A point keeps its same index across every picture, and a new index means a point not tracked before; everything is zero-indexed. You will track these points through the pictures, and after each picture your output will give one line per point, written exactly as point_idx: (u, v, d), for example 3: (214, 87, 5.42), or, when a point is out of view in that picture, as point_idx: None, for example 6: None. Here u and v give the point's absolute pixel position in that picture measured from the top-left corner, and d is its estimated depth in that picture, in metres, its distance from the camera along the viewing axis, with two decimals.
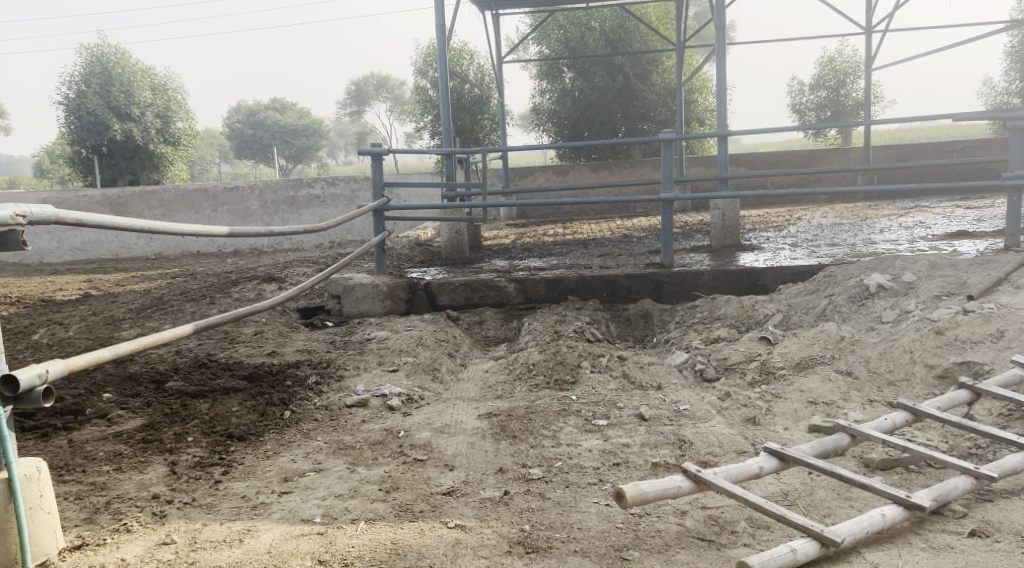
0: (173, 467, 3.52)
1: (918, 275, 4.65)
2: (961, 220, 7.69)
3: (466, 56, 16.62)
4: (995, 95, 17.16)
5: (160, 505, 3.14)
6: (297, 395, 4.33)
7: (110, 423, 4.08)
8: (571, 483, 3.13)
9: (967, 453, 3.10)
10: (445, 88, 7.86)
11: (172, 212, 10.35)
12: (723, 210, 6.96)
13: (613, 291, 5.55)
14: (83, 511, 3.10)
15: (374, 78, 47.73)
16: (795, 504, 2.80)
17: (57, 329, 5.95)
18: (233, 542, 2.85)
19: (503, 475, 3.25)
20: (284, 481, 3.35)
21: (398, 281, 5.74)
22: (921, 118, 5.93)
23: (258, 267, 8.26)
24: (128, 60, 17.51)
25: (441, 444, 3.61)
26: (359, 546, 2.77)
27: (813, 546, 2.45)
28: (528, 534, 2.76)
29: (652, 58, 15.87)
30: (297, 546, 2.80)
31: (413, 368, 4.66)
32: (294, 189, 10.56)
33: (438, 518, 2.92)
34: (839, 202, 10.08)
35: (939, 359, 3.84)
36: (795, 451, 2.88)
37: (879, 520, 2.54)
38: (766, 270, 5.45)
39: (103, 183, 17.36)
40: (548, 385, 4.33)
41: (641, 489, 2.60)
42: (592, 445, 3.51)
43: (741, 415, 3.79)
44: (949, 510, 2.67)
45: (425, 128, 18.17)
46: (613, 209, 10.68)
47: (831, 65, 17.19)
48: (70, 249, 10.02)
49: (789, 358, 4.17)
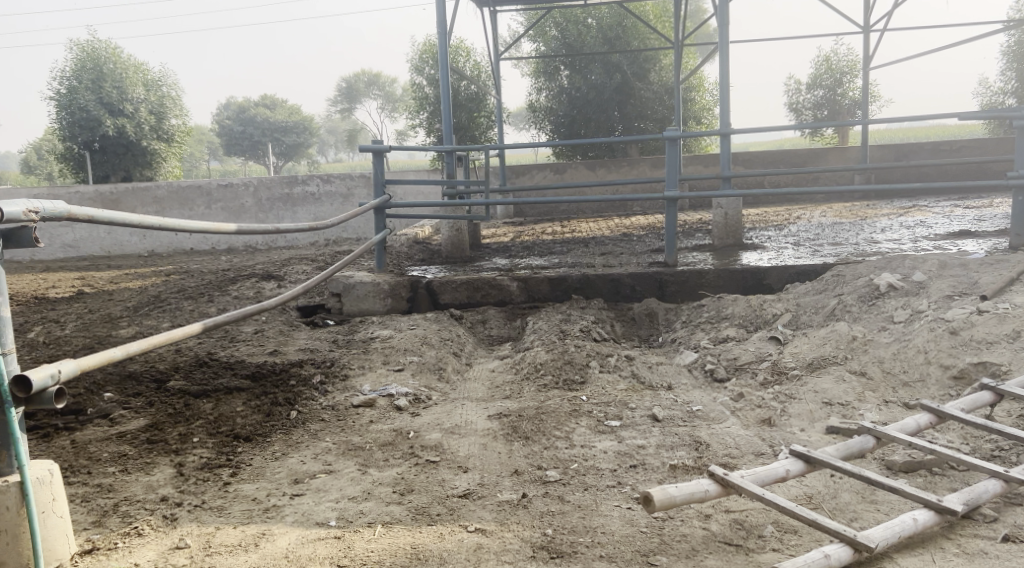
0: (181, 468, 3.46)
1: (928, 275, 4.62)
2: (962, 219, 7.68)
3: (463, 53, 16.56)
4: (991, 94, 17.24)
5: (169, 508, 3.07)
6: (302, 395, 4.26)
7: (113, 423, 4.01)
8: (590, 486, 3.08)
9: (989, 454, 3.07)
10: (444, 85, 7.77)
11: (165, 209, 10.25)
12: (726, 209, 6.91)
13: (618, 290, 5.50)
14: (91, 515, 3.03)
15: (365, 75, 47.50)
16: (821, 507, 2.76)
17: (53, 327, 5.87)
18: (249, 546, 2.79)
19: (519, 477, 3.20)
20: (295, 483, 3.29)
21: (400, 279, 5.69)
22: (925, 116, 5.93)
23: (256, 264, 8.18)
24: (119, 55, 17.30)
25: (454, 445, 3.56)
26: (378, 551, 2.71)
27: (847, 551, 2.41)
28: (552, 539, 2.71)
29: (648, 56, 15.85)
30: (314, 550, 2.75)
31: (419, 368, 4.59)
32: (289, 187, 10.46)
33: (457, 521, 2.86)
34: (835, 201, 10.08)
35: (955, 359, 3.81)
36: (819, 454, 2.84)
37: (911, 524, 2.51)
38: (772, 269, 5.41)
39: (95, 180, 17.21)
40: (556, 385, 4.28)
41: (668, 492, 2.55)
42: (607, 446, 3.46)
43: (754, 415, 3.75)
44: (978, 515, 2.64)
45: (420, 126, 18.05)
46: (611, 208, 10.64)
47: (827, 65, 17.20)
48: (62, 246, 9.92)
49: (802, 358, 4.14)
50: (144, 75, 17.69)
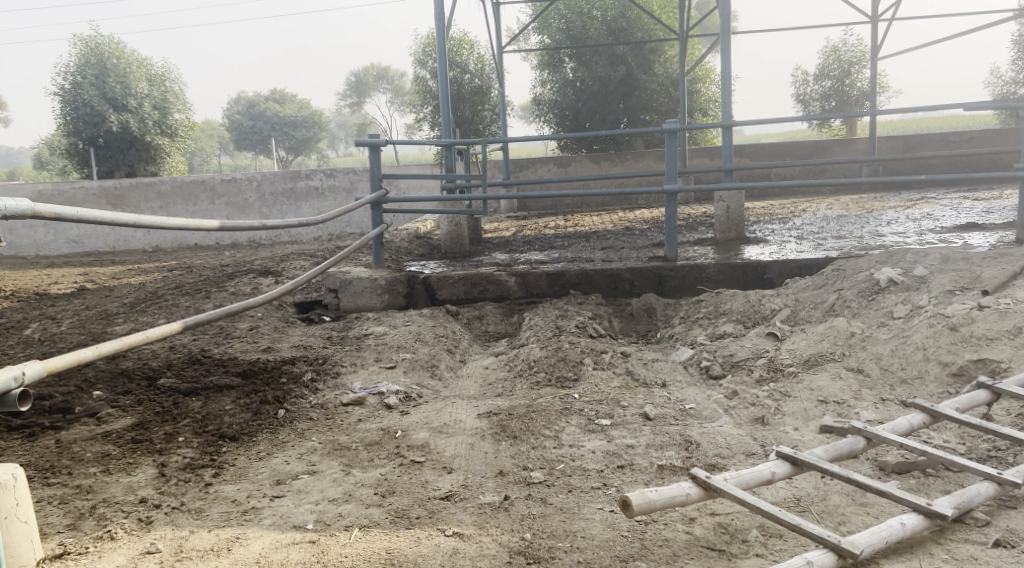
0: (163, 469, 3.41)
1: (930, 269, 4.52)
2: (969, 212, 7.56)
3: (466, 46, 16.47)
4: (1003, 84, 17.02)
5: (146, 510, 3.03)
6: (292, 394, 4.20)
7: (99, 422, 3.96)
8: (574, 487, 3.02)
9: (986, 455, 2.99)
10: (445, 79, 7.66)
11: (169, 205, 10.19)
12: (728, 202, 6.82)
13: (616, 285, 5.42)
14: (68, 517, 2.98)
15: (374, 69, 47.45)
16: (808, 511, 2.68)
17: (50, 324, 5.84)
18: (220, 551, 2.74)
19: (503, 479, 3.13)
20: (276, 484, 3.23)
21: (397, 274, 5.63)
22: (931, 105, 5.79)
23: (256, 259, 8.14)
24: (123, 51, 17.26)
25: (439, 445, 3.49)
26: (353, 555, 2.66)
27: (830, 558, 2.33)
28: (530, 544, 2.64)
29: (654, 47, 15.69)
30: (288, 556, 2.70)
31: (411, 365, 4.52)
32: (292, 181, 10.44)
33: (435, 525, 2.80)
34: (843, 193, 9.96)
35: (954, 356, 3.72)
36: (808, 456, 2.75)
37: (899, 529, 2.43)
38: (772, 263, 5.32)
39: (100, 175, 17.23)
40: (549, 383, 4.20)
41: (648, 497, 2.48)
42: (595, 446, 3.39)
43: (749, 414, 3.66)
44: (970, 518, 2.56)
45: (424, 120, 18.01)
46: (615, 201, 10.58)
47: (836, 55, 17.06)
48: (66, 241, 9.94)
49: (799, 355, 4.06)
50: (148, 70, 17.69)
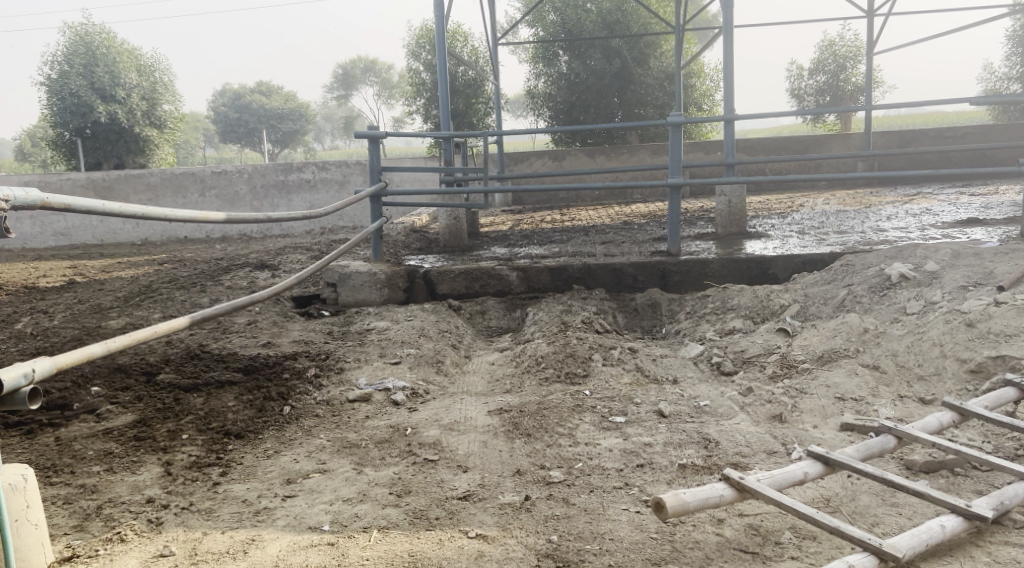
0: (168, 467, 3.32)
1: (941, 265, 4.47)
2: (969, 207, 7.55)
3: (460, 38, 16.34)
4: (995, 81, 17.08)
5: (154, 511, 2.94)
6: (297, 390, 4.11)
7: (99, 419, 3.86)
8: (596, 487, 2.95)
9: (1013, 454, 2.95)
10: (443, 71, 7.53)
11: (158, 197, 10.02)
12: (729, 196, 6.77)
13: (619, 280, 5.35)
14: (73, 518, 2.90)
15: (361, 62, 47.12)
16: (839, 512, 2.63)
17: (42, 318, 5.71)
18: (236, 554, 2.66)
19: (522, 478, 3.06)
20: (287, 483, 3.15)
21: (397, 269, 5.54)
22: (934, 101, 5.75)
23: (250, 254, 8.02)
24: (112, 40, 17.07)
25: (452, 443, 3.42)
26: (375, 558, 2.59)
27: (872, 562, 2.29)
28: (557, 547, 2.58)
29: (649, 42, 15.68)
30: (306, 559, 2.62)
31: (417, 361, 4.44)
32: (284, 173, 10.31)
33: (457, 526, 2.73)
34: (839, 189, 9.94)
35: (972, 353, 3.69)
36: (839, 455, 2.70)
37: (939, 531, 2.39)
38: (778, 258, 5.26)
39: (87, 167, 17.01)
40: (558, 378, 4.14)
41: (682, 499, 2.44)
42: (612, 444, 3.32)
43: (765, 412, 3.60)
44: (1008, 520, 2.52)
45: (416, 112, 17.85)
46: (610, 195, 10.50)
47: (831, 49, 17.03)
48: (53, 234, 9.77)
49: (812, 351, 4.02)
50: (138, 60, 17.48)
